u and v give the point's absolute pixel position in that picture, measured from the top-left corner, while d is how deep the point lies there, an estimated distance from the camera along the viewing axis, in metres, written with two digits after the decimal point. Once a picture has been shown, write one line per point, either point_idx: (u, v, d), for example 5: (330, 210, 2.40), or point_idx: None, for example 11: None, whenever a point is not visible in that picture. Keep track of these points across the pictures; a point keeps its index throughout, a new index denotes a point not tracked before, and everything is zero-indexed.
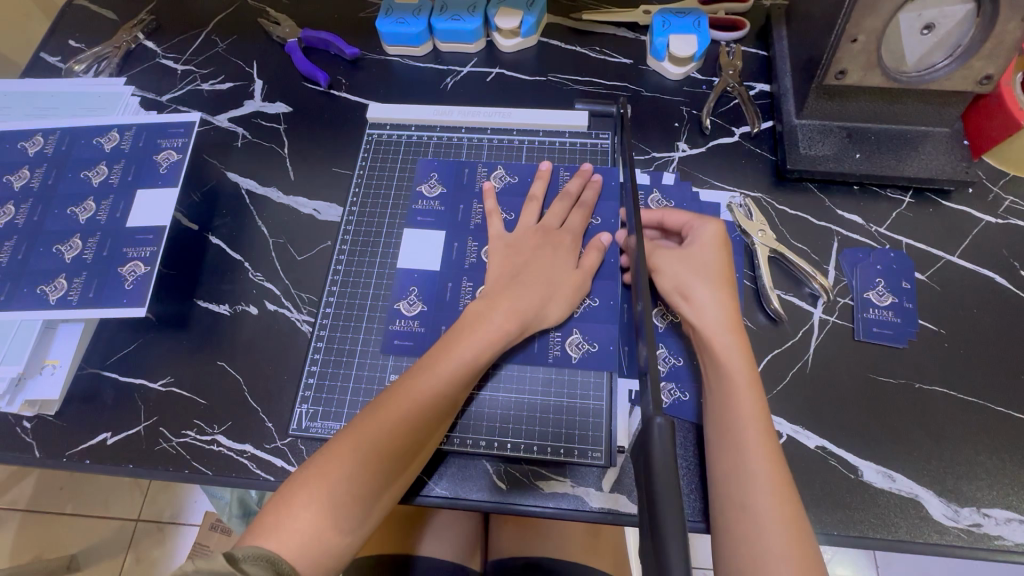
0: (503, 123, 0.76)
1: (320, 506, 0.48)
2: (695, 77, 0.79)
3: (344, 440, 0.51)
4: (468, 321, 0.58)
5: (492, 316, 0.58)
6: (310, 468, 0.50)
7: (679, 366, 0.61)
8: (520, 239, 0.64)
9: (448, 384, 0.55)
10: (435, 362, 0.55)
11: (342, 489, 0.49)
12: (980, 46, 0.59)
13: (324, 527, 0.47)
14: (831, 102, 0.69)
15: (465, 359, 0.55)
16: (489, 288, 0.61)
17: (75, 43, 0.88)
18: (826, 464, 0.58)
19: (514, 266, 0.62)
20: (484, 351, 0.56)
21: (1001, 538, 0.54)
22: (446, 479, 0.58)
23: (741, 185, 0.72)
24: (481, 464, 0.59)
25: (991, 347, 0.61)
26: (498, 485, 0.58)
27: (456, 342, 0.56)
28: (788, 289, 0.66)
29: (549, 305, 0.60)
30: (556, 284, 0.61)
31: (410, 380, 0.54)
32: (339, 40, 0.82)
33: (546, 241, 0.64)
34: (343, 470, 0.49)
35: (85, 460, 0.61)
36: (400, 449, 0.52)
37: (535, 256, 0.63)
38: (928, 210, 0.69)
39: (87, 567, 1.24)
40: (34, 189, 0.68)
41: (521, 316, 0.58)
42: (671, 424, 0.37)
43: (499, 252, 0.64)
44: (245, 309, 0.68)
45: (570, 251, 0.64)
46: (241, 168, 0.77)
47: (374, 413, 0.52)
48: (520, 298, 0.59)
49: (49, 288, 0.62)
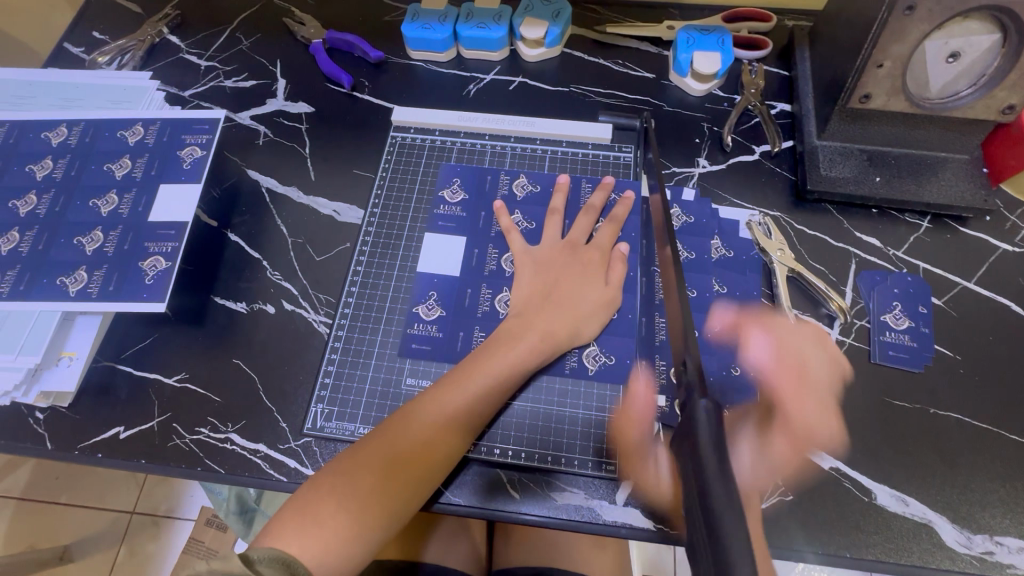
0: (526, 132, 0.76)
1: (339, 511, 0.48)
2: (717, 94, 0.80)
3: (369, 446, 0.52)
4: (503, 337, 0.59)
5: (526, 336, 0.59)
6: (331, 473, 0.50)
7: None
8: (546, 256, 0.65)
9: (480, 399, 0.55)
10: (468, 375, 0.56)
11: (363, 495, 0.49)
12: (1004, 76, 0.60)
13: (341, 534, 0.47)
14: (853, 124, 0.69)
15: (498, 375, 0.56)
16: (523, 303, 0.62)
17: (99, 35, 0.89)
18: (839, 485, 0.58)
19: (547, 287, 0.63)
20: (519, 369, 0.57)
21: (1013, 567, 0.54)
22: (450, 484, 0.58)
23: (761, 203, 0.72)
24: (483, 470, 0.59)
25: (1006, 375, 0.62)
26: (495, 494, 0.58)
27: (488, 356, 0.57)
28: (806, 309, 0.66)
29: (580, 326, 0.61)
30: (587, 306, 0.61)
31: (439, 391, 0.55)
32: (364, 43, 0.83)
33: (575, 258, 0.64)
34: (363, 477, 0.50)
35: (97, 454, 0.61)
36: (426, 457, 0.52)
37: (568, 277, 0.63)
38: (945, 236, 0.69)
39: (80, 559, 1.23)
40: (56, 180, 0.68)
41: (555, 338, 0.59)
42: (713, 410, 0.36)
43: (526, 267, 0.65)
44: (262, 308, 0.68)
45: (600, 268, 0.64)
46: (262, 166, 0.77)
47: (401, 421, 0.53)
48: (555, 320, 0.60)
49: (69, 279, 0.62)
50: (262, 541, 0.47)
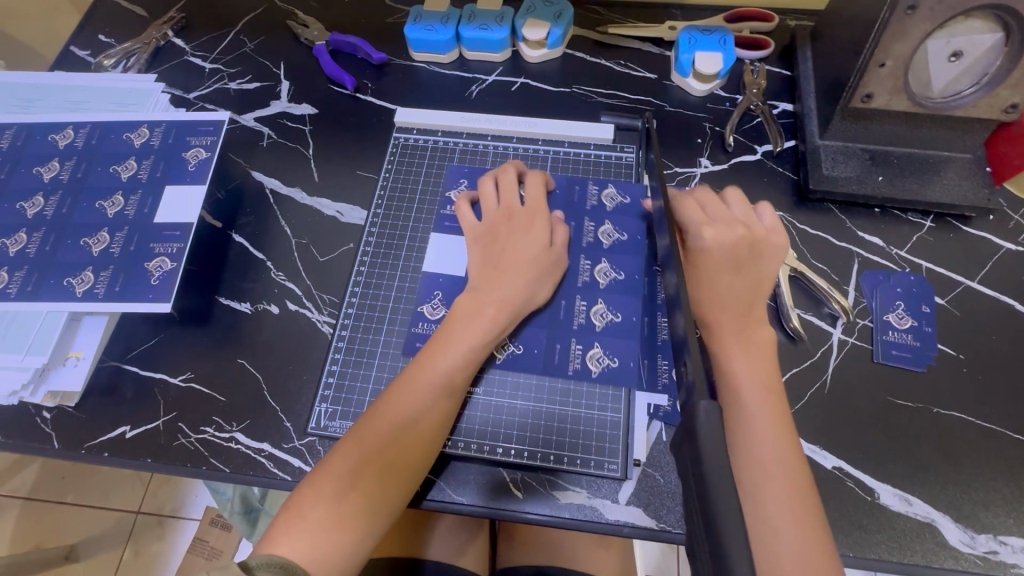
0: (528, 132, 0.76)
1: (328, 511, 0.49)
2: (719, 94, 0.80)
3: (349, 443, 0.52)
4: (461, 316, 0.59)
5: (484, 310, 0.58)
6: (317, 474, 0.51)
7: None
8: (491, 226, 0.64)
9: (449, 381, 0.56)
10: (432, 356, 0.57)
11: (349, 493, 0.50)
12: (1006, 75, 0.60)
13: (332, 533, 0.48)
14: (855, 124, 0.69)
15: (462, 352, 0.57)
16: (476, 277, 0.61)
17: (105, 38, 0.90)
18: (842, 485, 0.58)
19: (495, 256, 0.62)
20: (480, 346, 0.57)
21: (1017, 566, 0.54)
22: (449, 482, 0.59)
23: (763, 203, 0.72)
24: (481, 468, 0.59)
25: (1010, 374, 0.62)
26: (492, 492, 0.58)
27: (451, 337, 0.57)
28: (808, 309, 0.66)
29: (529, 294, 0.60)
30: (533, 266, 0.61)
31: (407, 378, 0.55)
32: (367, 45, 0.83)
33: (518, 223, 0.64)
34: (347, 474, 0.50)
35: (103, 453, 0.61)
36: (404, 441, 0.53)
37: (507, 238, 0.63)
38: (948, 235, 0.69)
39: (85, 558, 1.24)
40: (63, 182, 0.69)
41: (512, 306, 0.59)
42: (718, 408, 0.36)
43: (477, 242, 0.64)
44: (267, 308, 0.68)
45: (545, 226, 0.64)
46: (266, 168, 0.78)
47: (375, 414, 0.54)
48: (507, 288, 0.59)
49: (76, 280, 0.63)
50: (259, 549, 0.48)
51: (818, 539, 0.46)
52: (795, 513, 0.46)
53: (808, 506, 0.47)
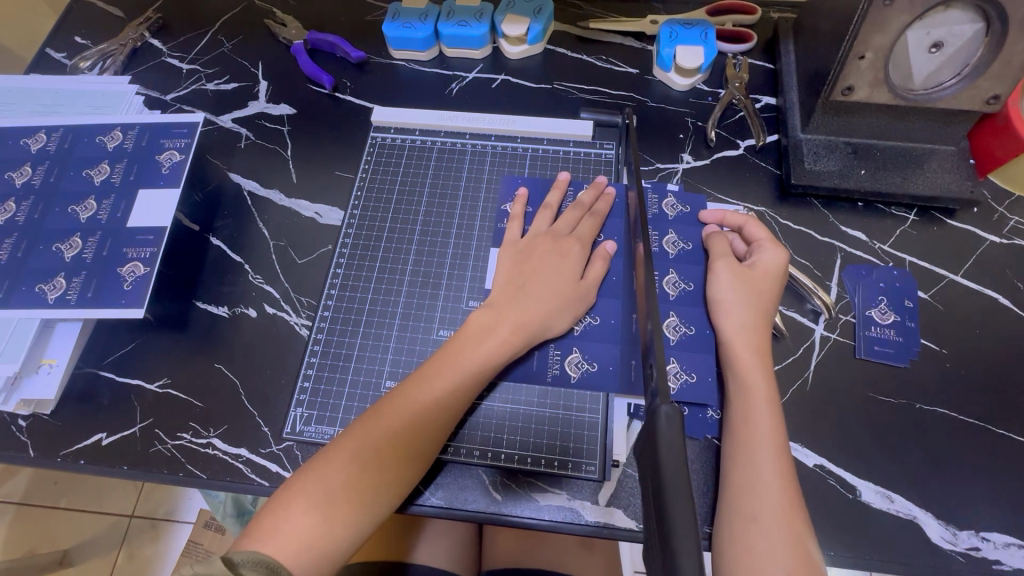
0: (508, 130, 0.75)
1: (314, 511, 0.48)
2: (701, 88, 0.79)
3: (345, 445, 0.52)
4: (474, 330, 0.58)
5: (498, 328, 0.58)
6: (310, 472, 0.50)
7: (693, 382, 0.59)
8: (529, 245, 0.65)
9: (453, 395, 0.55)
10: (440, 368, 0.56)
11: (336, 495, 0.49)
12: (987, 66, 0.59)
13: (317, 534, 0.48)
14: (837, 118, 0.68)
15: (471, 367, 0.56)
16: (497, 295, 0.61)
17: (81, 40, 0.88)
18: (824, 482, 0.57)
19: (522, 277, 0.62)
20: (487, 362, 0.57)
21: (999, 563, 0.54)
22: (429, 484, 0.58)
23: (745, 198, 0.71)
24: (457, 469, 0.59)
25: (993, 369, 0.61)
26: (460, 493, 0.58)
27: (458, 350, 0.57)
28: (790, 305, 0.65)
29: (553, 317, 0.60)
30: (561, 296, 0.61)
31: (412, 386, 0.55)
32: (345, 43, 0.82)
33: (554, 248, 0.64)
34: (341, 475, 0.50)
35: (79, 461, 0.61)
36: (405, 449, 0.52)
37: (540, 262, 0.63)
38: (932, 229, 0.69)
39: (79, 562, 1.23)
40: (35, 187, 0.68)
41: (527, 328, 0.58)
42: (679, 411, 0.36)
43: (509, 257, 0.65)
44: (244, 312, 0.68)
45: (578, 260, 0.63)
46: (244, 169, 0.77)
47: (376, 417, 0.53)
48: (526, 309, 0.59)
49: (48, 286, 0.62)
50: (242, 544, 0.47)
51: (805, 549, 0.46)
52: (787, 520, 0.47)
53: (797, 516, 0.48)
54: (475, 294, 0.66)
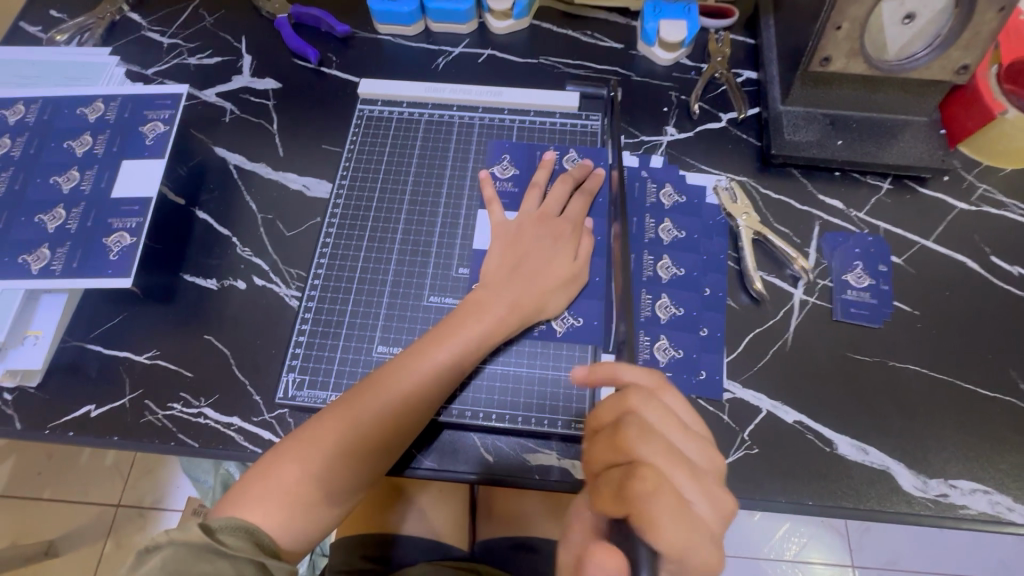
0: (495, 102, 0.76)
1: (297, 485, 0.50)
2: (685, 63, 0.80)
3: (334, 414, 0.52)
4: (471, 307, 0.59)
5: (494, 307, 0.59)
6: (295, 441, 0.51)
7: (680, 357, 0.62)
8: (520, 228, 0.65)
9: (450, 367, 0.56)
10: (433, 341, 0.57)
11: (321, 468, 0.51)
12: (957, 37, 0.61)
13: (300, 506, 0.50)
14: (815, 89, 0.70)
15: (466, 342, 0.57)
16: (491, 276, 0.62)
17: (56, 13, 0.86)
18: (802, 438, 0.59)
19: (515, 258, 0.63)
20: (481, 338, 0.57)
21: (965, 507, 0.57)
22: (422, 447, 0.59)
23: (728, 169, 0.73)
24: (448, 432, 0.60)
25: (961, 328, 0.64)
26: (453, 455, 0.59)
27: (454, 328, 0.57)
28: (771, 270, 0.67)
29: (547, 298, 0.61)
30: (552, 278, 0.62)
31: (406, 362, 0.55)
32: (330, 17, 0.82)
33: (547, 231, 0.64)
34: (328, 445, 0.51)
35: (68, 433, 0.60)
36: (396, 421, 0.53)
37: (532, 246, 0.63)
38: (905, 197, 0.71)
39: (66, 553, 1.22)
40: (15, 158, 0.67)
41: (522, 308, 0.60)
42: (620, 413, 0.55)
43: (500, 241, 0.64)
44: (232, 284, 0.67)
45: (569, 240, 0.64)
46: (229, 143, 0.76)
47: (369, 390, 0.54)
48: (518, 289, 0.60)
49: (31, 257, 0.61)
50: (223, 507, 0.49)
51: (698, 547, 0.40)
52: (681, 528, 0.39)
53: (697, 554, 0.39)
54: (464, 261, 0.67)
